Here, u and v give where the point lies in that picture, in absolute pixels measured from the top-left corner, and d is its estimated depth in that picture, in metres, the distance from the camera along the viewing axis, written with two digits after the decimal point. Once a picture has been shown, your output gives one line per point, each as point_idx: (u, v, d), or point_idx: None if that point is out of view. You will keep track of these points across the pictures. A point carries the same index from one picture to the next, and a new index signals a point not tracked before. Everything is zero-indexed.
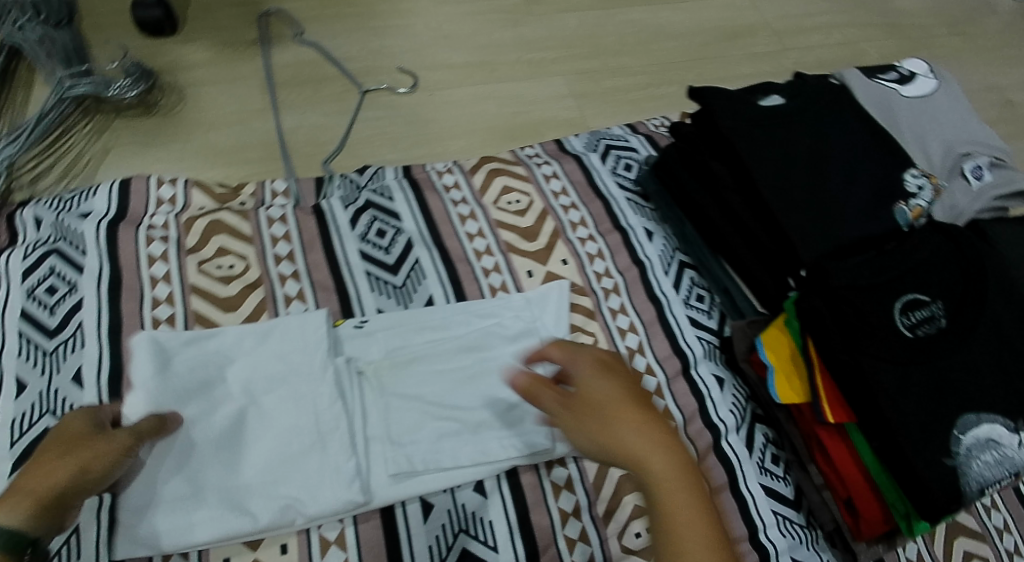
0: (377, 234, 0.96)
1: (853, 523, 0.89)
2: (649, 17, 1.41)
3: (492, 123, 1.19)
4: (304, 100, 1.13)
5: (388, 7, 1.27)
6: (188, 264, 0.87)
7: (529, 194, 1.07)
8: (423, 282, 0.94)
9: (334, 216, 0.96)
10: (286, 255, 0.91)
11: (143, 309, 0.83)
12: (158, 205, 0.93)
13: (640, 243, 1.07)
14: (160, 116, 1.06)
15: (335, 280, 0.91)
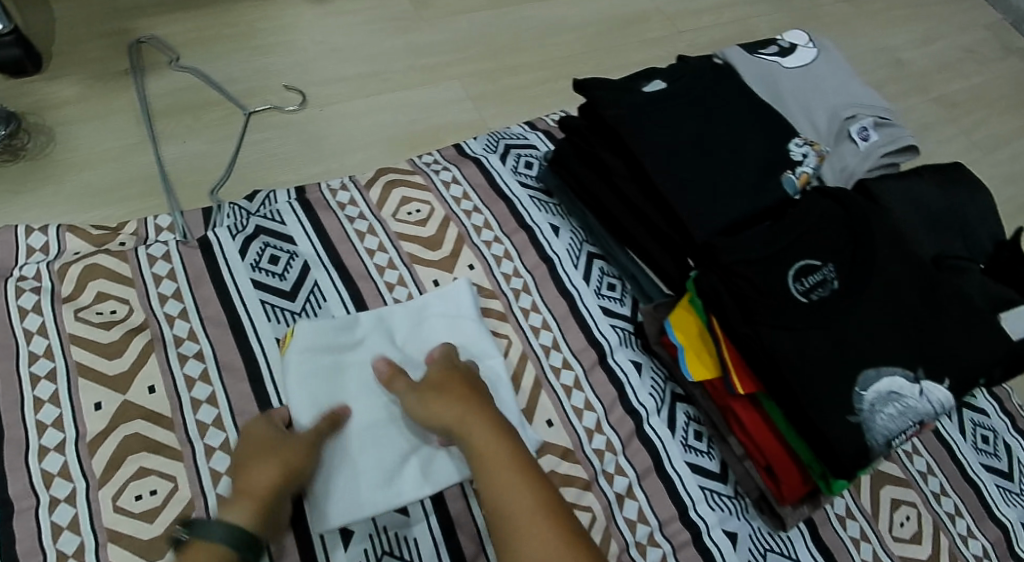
0: (271, 260, 0.93)
1: (775, 487, 0.88)
2: (541, 12, 1.41)
3: (388, 134, 1.17)
4: (186, 129, 1.09)
5: (269, 26, 1.24)
6: (68, 315, 0.83)
7: (429, 202, 1.05)
8: (323, 304, 0.91)
9: (222, 246, 0.92)
10: (173, 293, 0.87)
11: (19, 367, 0.80)
12: (30, 256, 0.89)
13: (547, 239, 1.06)
14: (28, 160, 1.01)
15: (228, 313, 0.87)
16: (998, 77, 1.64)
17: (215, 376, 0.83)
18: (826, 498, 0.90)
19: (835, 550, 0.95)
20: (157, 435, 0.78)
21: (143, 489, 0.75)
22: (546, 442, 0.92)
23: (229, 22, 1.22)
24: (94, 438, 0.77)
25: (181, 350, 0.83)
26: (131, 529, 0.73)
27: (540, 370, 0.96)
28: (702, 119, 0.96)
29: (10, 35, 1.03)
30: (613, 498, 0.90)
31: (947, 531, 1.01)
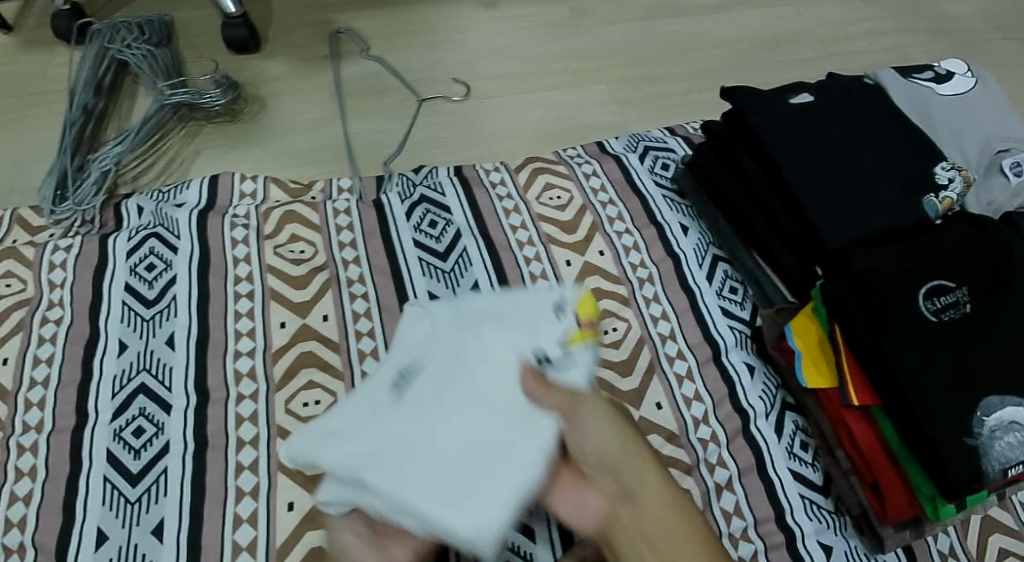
0: (430, 225, 1.06)
1: (880, 505, 0.90)
2: (693, 28, 1.49)
3: (539, 128, 1.29)
4: (368, 109, 1.25)
5: (444, 25, 1.39)
6: (267, 249, 1.00)
7: (569, 190, 1.16)
8: (469, 269, 1.03)
9: (391, 208, 1.07)
10: (349, 242, 1.02)
11: (226, 285, 0.97)
12: (240, 199, 1.07)
13: (676, 237, 1.14)
14: (243, 122, 1.20)
15: (390, 264, 1.01)
16: None
17: (376, 315, 0.96)
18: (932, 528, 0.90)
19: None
20: (326, 357, 0.93)
21: (310, 399, 0.90)
22: (654, 423, 0.99)
23: (410, 20, 1.39)
24: (277, 351, 0.93)
25: (350, 291, 0.98)
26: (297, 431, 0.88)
27: (654, 355, 1.04)
28: (840, 133, 1.01)
29: (240, 18, 1.24)
30: (711, 486, 0.96)
31: None
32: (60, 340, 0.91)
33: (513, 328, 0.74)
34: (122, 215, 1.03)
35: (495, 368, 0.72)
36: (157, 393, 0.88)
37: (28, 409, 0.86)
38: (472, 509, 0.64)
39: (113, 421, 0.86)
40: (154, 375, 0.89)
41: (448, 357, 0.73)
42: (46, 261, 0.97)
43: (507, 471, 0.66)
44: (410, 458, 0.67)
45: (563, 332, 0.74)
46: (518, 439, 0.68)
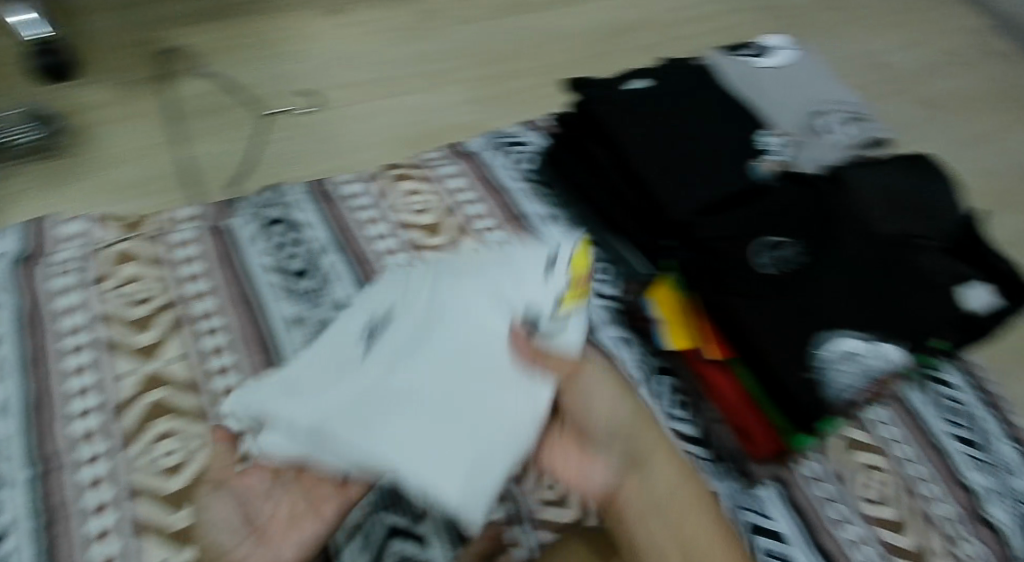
0: (284, 247, 1.03)
1: (750, 444, 0.91)
2: (541, 22, 1.49)
3: (395, 133, 1.25)
4: (205, 132, 1.19)
5: (285, 36, 1.33)
6: (101, 296, 0.93)
7: (431, 195, 1.13)
8: (331, 285, 0.99)
9: (238, 233, 1.03)
10: (193, 275, 0.97)
11: (57, 339, 0.89)
12: (64, 243, 0.98)
13: (539, 226, 1.12)
14: (63, 158, 1.12)
15: (243, 291, 0.97)
16: (984, 79, 1.70)
17: (231, 348, 0.91)
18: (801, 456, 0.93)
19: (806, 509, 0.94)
20: (177, 401, 0.87)
21: (163, 450, 0.83)
22: None
23: (247, 33, 1.32)
24: (122, 403, 0.86)
25: (200, 325, 0.93)
26: (156, 485, 0.80)
27: None
28: (678, 112, 1.04)
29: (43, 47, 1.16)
30: None
31: (917, 493, 0.98)
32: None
33: (498, 287, 0.76)
34: None
35: (483, 332, 0.73)
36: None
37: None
38: (456, 471, 0.66)
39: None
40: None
41: (436, 309, 0.76)
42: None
43: (495, 440, 0.68)
44: (377, 430, 0.68)
45: (555, 290, 0.77)
46: (505, 396, 0.70)
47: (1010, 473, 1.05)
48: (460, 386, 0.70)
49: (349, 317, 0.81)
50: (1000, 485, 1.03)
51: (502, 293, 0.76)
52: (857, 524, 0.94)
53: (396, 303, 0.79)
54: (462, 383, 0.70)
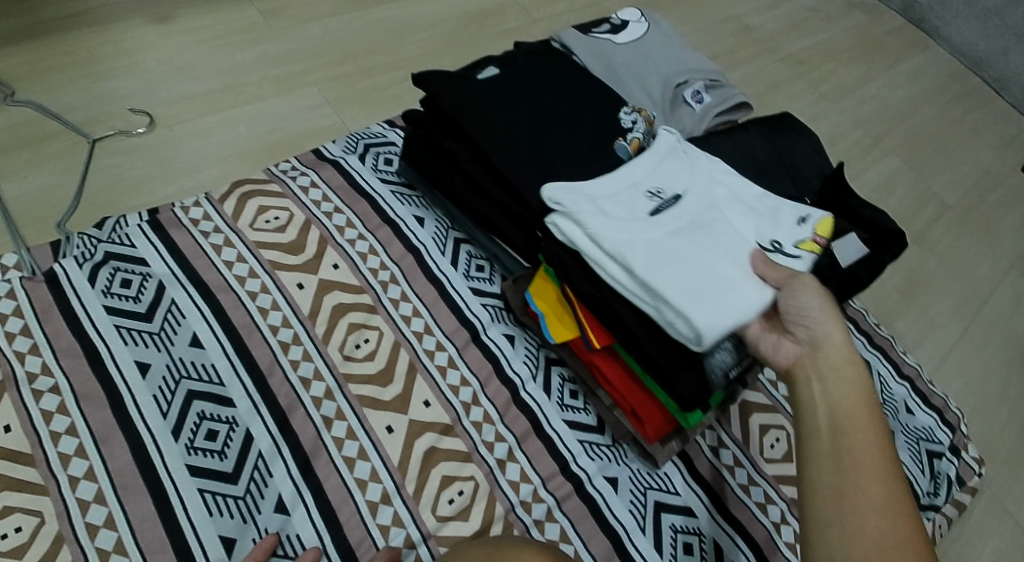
0: (122, 285, 0.92)
1: (641, 428, 0.90)
2: (397, 13, 1.42)
3: (245, 146, 1.16)
4: (26, 163, 1.06)
5: (111, 50, 1.22)
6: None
7: (288, 208, 1.04)
8: (183, 321, 0.91)
9: (68, 277, 0.92)
10: (20, 330, 0.87)
11: None
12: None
13: (412, 229, 1.06)
14: None
15: (80, 342, 0.87)
16: (842, 32, 1.74)
17: (73, 407, 0.83)
18: (694, 432, 0.93)
19: (712, 480, 0.95)
20: (18, 472, 0.79)
21: (6, 528, 0.76)
22: (427, 423, 0.91)
23: (66, 51, 1.20)
24: None
25: (34, 386, 0.84)
26: None
27: (413, 355, 0.95)
28: (536, 89, 0.97)
29: None
30: (494, 464, 0.90)
31: None
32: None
33: (758, 227, 0.85)
34: None
35: (740, 240, 0.83)
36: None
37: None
38: (707, 313, 0.76)
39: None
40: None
41: (706, 212, 0.84)
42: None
43: (731, 299, 0.77)
44: (680, 260, 0.79)
45: (794, 237, 0.85)
46: (748, 284, 0.79)
47: (909, 413, 1.08)
48: (716, 262, 0.80)
49: (640, 165, 0.87)
50: (899, 426, 1.05)
51: (755, 218, 0.86)
52: (761, 485, 0.96)
53: (680, 182, 0.87)
54: (711, 260, 0.80)
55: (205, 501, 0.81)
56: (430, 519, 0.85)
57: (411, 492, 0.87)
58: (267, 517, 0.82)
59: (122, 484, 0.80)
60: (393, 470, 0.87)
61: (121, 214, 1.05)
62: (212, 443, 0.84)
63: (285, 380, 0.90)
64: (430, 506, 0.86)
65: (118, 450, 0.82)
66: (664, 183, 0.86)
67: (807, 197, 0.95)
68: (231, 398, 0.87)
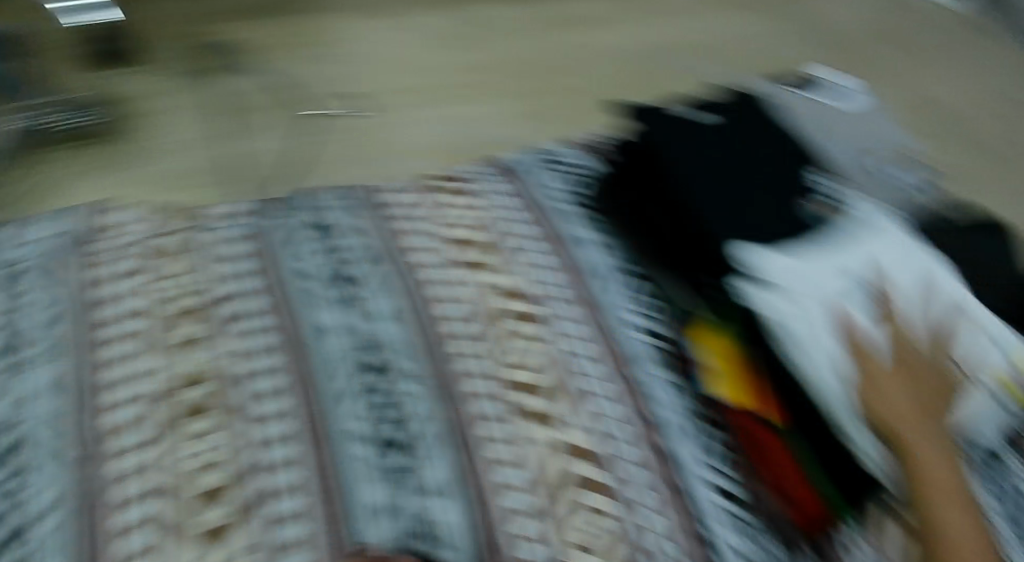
0: (330, 255, 0.99)
1: (793, 512, 0.81)
2: (578, 50, 1.55)
3: (432, 143, 1.32)
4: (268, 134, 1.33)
5: (339, 53, 1.47)
6: (154, 282, 0.91)
7: (474, 210, 1.09)
8: (378, 292, 0.94)
9: (295, 237, 1.01)
10: (250, 270, 0.95)
11: (108, 325, 0.86)
12: (112, 231, 0.97)
13: (582, 250, 1.02)
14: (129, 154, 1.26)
15: (292, 290, 0.93)
16: None
17: (276, 347, 0.86)
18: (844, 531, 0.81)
19: None
20: (221, 398, 0.81)
21: (211, 447, 0.77)
22: (576, 441, 0.83)
23: (308, 52, 1.48)
24: (174, 390, 0.81)
25: (246, 320, 0.88)
26: (201, 490, 0.74)
27: (562, 371, 0.88)
28: (736, 145, 1.03)
29: None
30: (645, 501, 0.79)
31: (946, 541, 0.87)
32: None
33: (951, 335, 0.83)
34: None
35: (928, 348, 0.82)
36: (31, 452, 0.75)
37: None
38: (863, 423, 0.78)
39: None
40: (25, 434, 0.76)
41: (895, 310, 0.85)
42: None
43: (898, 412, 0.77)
44: (856, 360, 0.80)
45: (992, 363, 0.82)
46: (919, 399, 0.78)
47: None
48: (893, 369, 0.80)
49: (838, 251, 0.89)
50: None
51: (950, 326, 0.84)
52: None
53: (874, 274, 0.87)
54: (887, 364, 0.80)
55: (366, 467, 0.78)
56: (574, 544, 0.76)
57: (560, 510, 0.78)
58: (421, 495, 0.77)
59: (313, 430, 0.80)
60: (543, 482, 0.79)
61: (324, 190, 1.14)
62: (382, 411, 0.82)
63: (453, 367, 0.87)
64: (574, 527, 0.77)
65: (306, 397, 0.82)
66: (859, 270, 0.87)
67: (999, 302, 0.93)
68: (404, 371, 0.86)
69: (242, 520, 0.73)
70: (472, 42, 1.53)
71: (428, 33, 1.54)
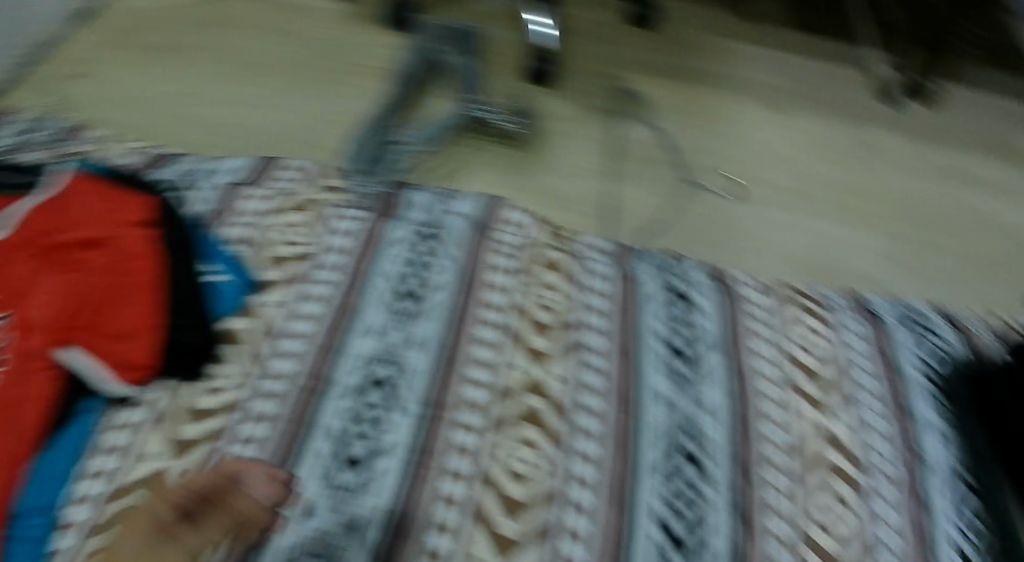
0: (681, 325, 0.99)
1: None
2: (1008, 207, 1.29)
3: (798, 254, 1.21)
4: (644, 178, 1.27)
5: (738, 116, 1.36)
6: (525, 287, 1.03)
7: (826, 339, 0.98)
8: (706, 383, 0.92)
9: (645, 288, 1.04)
10: (602, 307, 1.01)
11: (479, 309, 0.98)
12: (502, 224, 1.10)
13: (926, 438, 0.90)
14: (524, 152, 1.24)
15: (629, 343, 0.96)
16: None
17: (605, 394, 0.91)
18: None
19: None
20: (553, 421, 0.88)
21: (525, 457, 0.85)
22: None
23: (704, 100, 1.37)
24: (506, 394, 0.90)
25: (587, 356, 0.94)
26: (513, 492, 0.82)
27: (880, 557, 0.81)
28: None
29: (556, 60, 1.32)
30: None
31: None
32: (325, 300, 0.96)
33: None
34: (398, 204, 1.09)
35: None
36: (397, 387, 0.89)
37: (274, 375, 0.89)
38: None
39: (348, 402, 0.87)
40: (398, 371, 0.91)
41: None
42: (333, 223, 1.05)
43: None
44: None
45: None
46: None
47: None
48: None
49: None
50: None
51: None
52: None
53: None
54: None
55: (656, 553, 0.78)
56: None
57: None
58: None
59: (612, 485, 0.83)
60: None
61: (689, 258, 1.19)
62: (684, 509, 0.81)
63: (757, 498, 0.83)
64: None
65: (615, 456, 0.85)
66: None
67: None
68: (712, 479, 0.84)
69: (536, 540, 0.79)
70: (870, 134, 1.37)
71: (825, 108, 1.39)
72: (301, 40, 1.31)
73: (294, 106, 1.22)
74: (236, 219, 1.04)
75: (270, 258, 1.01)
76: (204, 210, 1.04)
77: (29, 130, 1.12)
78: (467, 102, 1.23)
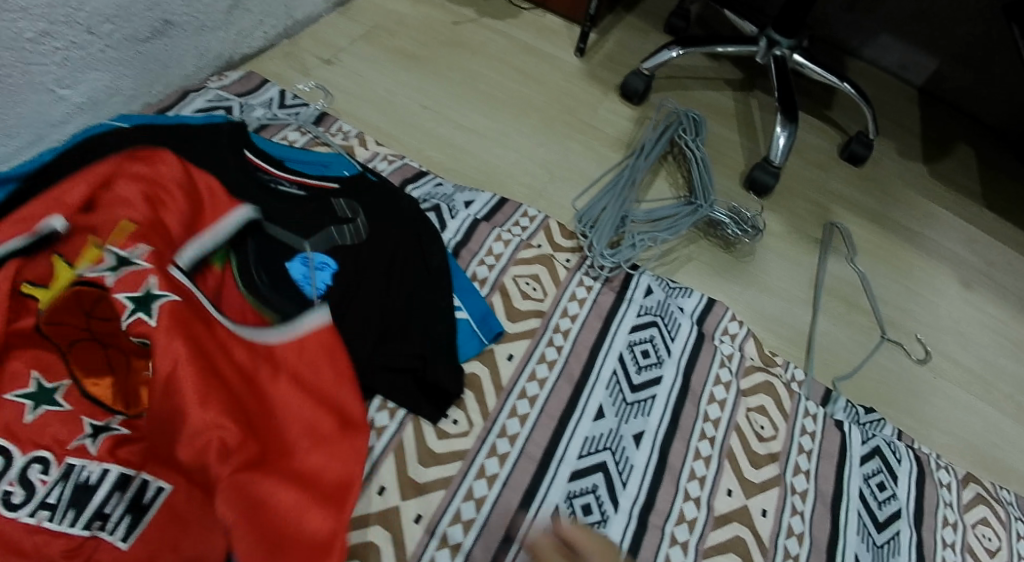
0: (877, 485, 1.07)
1: None
2: None
3: (971, 439, 1.20)
4: (840, 315, 1.27)
5: (923, 277, 1.37)
6: (740, 407, 1.07)
7: (1000, 538, 1.08)
8: (895, 556, 1.02)
9: (852, 443, 1.09)
10: (806, 449, 1.06)
11: (697, 419, 1.04)
12: (723, 333, 1.12)
13: None
14: (734, 256, 1.27)
15: (834, 498, 1.04)
16: None
17: (806, 544, 0.99)
18: None
19: None
20: (755, 554, 0.96)
21: None
22: None
23: (897, 254, 1.38)
24: (716, 518, 0.97)
25: (792, 498, 1.02)
26: None
27: None
28: None
29: (775, 169, 1.31)
30: None
31: None
32: (555, 370, 1.01)
33: None
34: (629, 283, 1.12)
35: None
36: (612, 478, 0.95)
37: (500, 433, 0.95)
38: None
39: (570, 482, 0.94)
40: (615, 461, 0.97)
41: None
42: (570, 290, 1.09)
43: None
44: None
45: None
46: None
47: None
48: None
49: None
50: None
51: None
52: None
53: None
54: None
55: None
56: None
57: None
58: None
59: None
60: None
61: (884, 416, 1.18)
62: None
63: None
64: None
65: None
66: None
67: None
68: None
69: None
70: None
71: (1012, 295, 1.40)
72: (544, 90, 1.34)
73: (528, 155, 1.24)
74: (480, 257, 1.07)
75: (512, 311, 1.04)
76: (453, 240, 1.08)
77: (293, 105, 1.16)
78: (703, 195, 1.23)
